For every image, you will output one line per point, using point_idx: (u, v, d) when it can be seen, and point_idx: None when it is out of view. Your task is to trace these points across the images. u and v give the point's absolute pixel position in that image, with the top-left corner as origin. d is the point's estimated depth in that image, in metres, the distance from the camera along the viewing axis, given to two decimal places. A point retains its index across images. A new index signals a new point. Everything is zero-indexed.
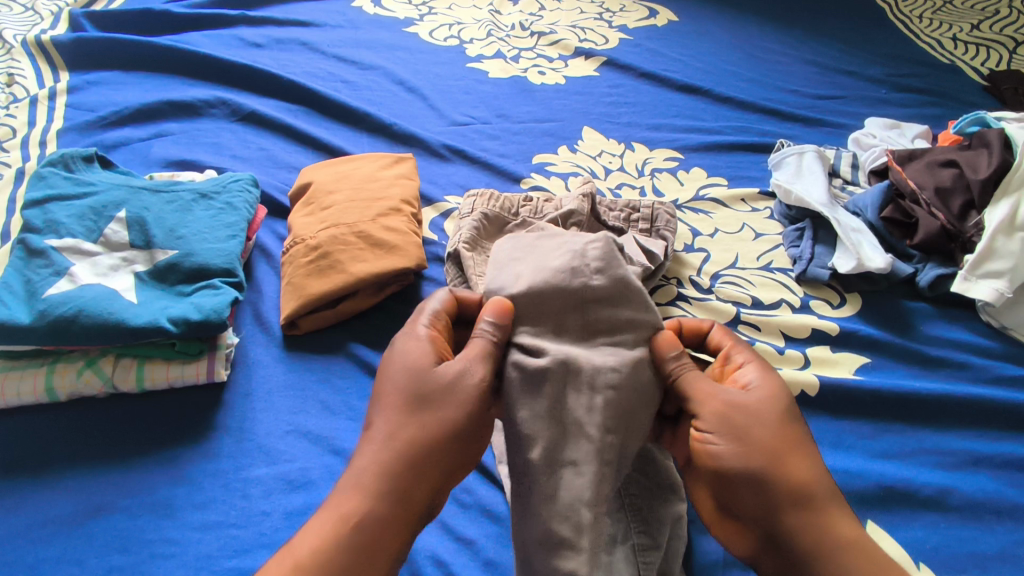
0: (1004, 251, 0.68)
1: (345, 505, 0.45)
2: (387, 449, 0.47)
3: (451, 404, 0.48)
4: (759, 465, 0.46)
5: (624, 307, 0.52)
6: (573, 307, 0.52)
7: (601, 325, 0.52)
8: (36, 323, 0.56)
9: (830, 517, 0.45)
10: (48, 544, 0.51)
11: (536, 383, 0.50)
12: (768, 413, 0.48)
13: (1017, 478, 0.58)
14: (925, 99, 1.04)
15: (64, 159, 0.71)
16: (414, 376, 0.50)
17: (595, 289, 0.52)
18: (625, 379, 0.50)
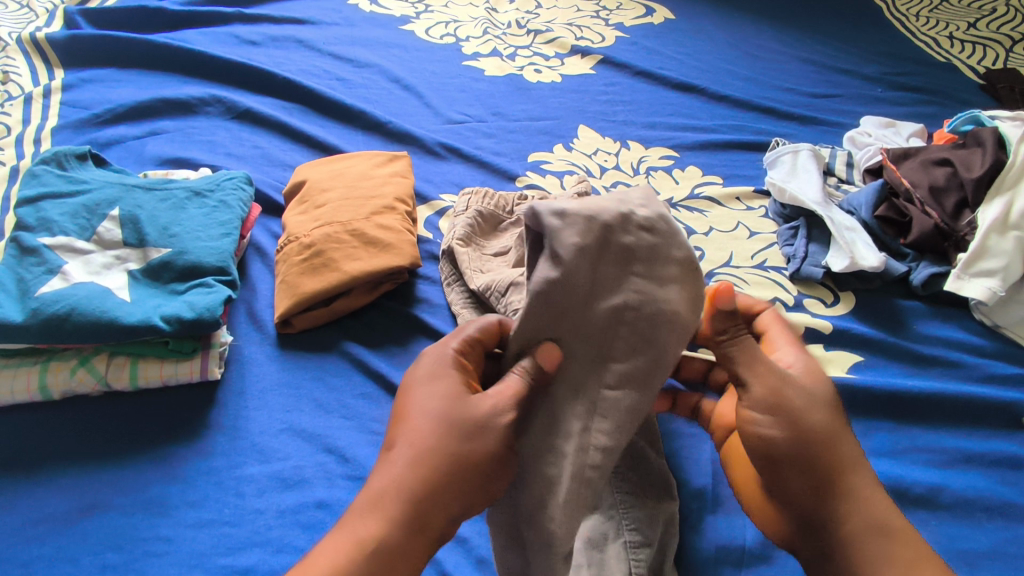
0: (997, 250, 0.68)
1: (361, 529, 0.42)
2: (404, 471, 0.44)
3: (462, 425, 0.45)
4: (809, 446, 0.45)
5: (671, 241, 0.47)
6: (620, 231, 0.45)
7: (640, 253, 0.46)
8: (29, 321, 0.56)
9: (874, 506, 0.44)
10: (41, 543, 0.51)
11: (560, 324, 0.46)
12: (822, 398, 0.47)
13: (1009, 476, 0.58)
14: (921, 97, 1.04)
15: (57, 157, 0.71)
16: (438, 390, 0.47)
17: (641, 218, 0.46)
18: (654, 323, 0.46)
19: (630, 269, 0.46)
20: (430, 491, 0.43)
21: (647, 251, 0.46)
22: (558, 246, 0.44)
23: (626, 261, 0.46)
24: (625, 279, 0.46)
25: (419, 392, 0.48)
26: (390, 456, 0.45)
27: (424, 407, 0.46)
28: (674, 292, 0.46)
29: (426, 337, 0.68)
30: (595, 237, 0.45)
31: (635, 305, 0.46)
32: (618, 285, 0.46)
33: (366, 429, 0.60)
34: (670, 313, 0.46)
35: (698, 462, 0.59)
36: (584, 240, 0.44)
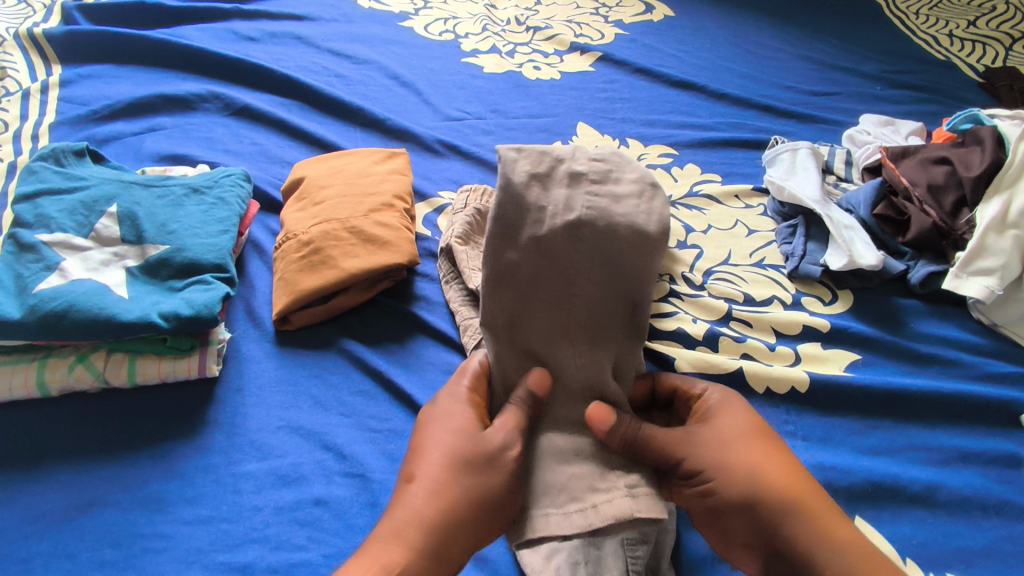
0: (995, 249, 0.68)
1: (387, 556, 0.43)
2: (429, 505, 0.45)
3: (484, 470, 0.47)
4: (747, 482, 0.47)
5: (622, 165, 0.48)
6: (571, 160, 0.47)
7: (592, 178, 0.47)
8: (27, 319, 0.56)
9: (825, 515, 0.46)
10: (39, 539, 0.51)
11: (530, 253, 0.47)
12: (741, 432, 0.50)
13: (1005, 474, 0.58)
14: (920, 96, 1.04)
15: (55, 153, 0.71)
16: (461, 438, 0.49)
17: (593, 151, 0.48)
18: (614, 244, 0.47)
19: (580, 189, 0.47)
20: (454, 519, 0.45)
21: (600, 174, 0.47)
22: (509, 172, 0.45)
23: (576, 183, 0.47)
24: (578, 198, 0.46)
25: (436, 425, 0.50)
26: (413, 494, 0.46)
27: (440, 441, 0.49)
28: (629, 205, 0.46)
29: (425, 334, 0.68)
30: (545, 164, 0.46)
31: (590, 225, 0.46)
32: (572, 200, 0.46)
33: (365, 426, 0.60)
34: (623, 225, 0.46)
35: None
36: (537, 168, 0.46)
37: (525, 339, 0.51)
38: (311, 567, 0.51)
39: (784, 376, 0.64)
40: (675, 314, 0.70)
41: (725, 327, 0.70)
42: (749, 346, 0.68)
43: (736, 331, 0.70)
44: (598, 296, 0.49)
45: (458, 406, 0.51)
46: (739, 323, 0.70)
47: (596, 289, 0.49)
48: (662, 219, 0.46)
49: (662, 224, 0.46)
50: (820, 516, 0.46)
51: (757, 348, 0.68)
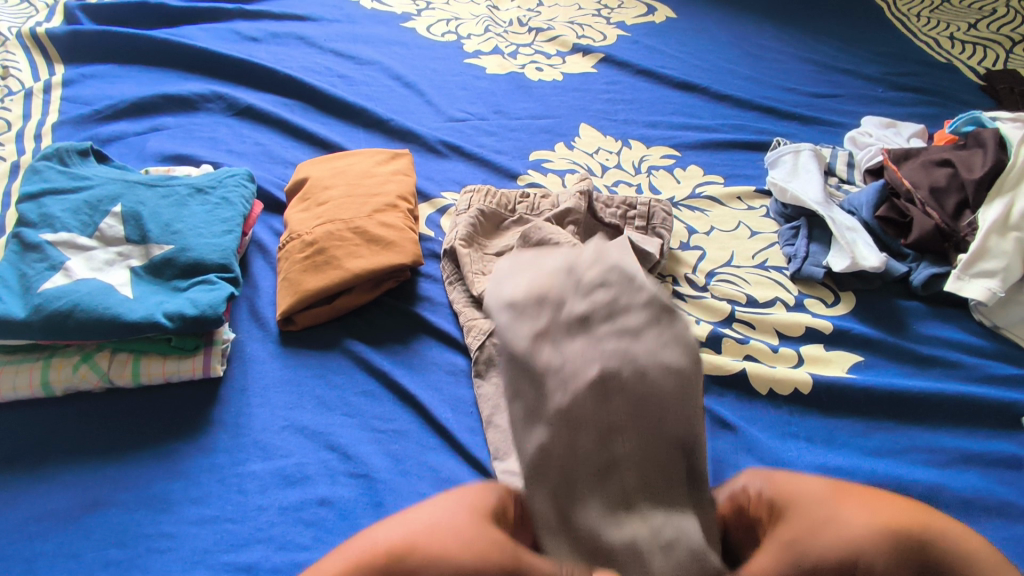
0: (997, 251, 0.69)
1: (335, 561, 0.39)
2: (394, 533, 0.40)
3: (467, 530, 0.40)
4: (888, 540, 0.39)
5: (633, 284, 0.38)
6: (570, 300, 0.40)
7: (597, 312, 0.39)
8: (31, 318, 0.56)
9: (958, 536, 0.41)
10: (44, 539, 0.51)
11: (561, 417, 0.39)
12: (827, 492, 0.43)
13: (1007, 476, 0.59)
14: (921, 98, 1.04)
15: (59, 153, 0.71)
16: (467, 509, 0.42)
17: (591, 277, 0.40)
18: (645, 381, 0.38)
19: (592, 336, 0.39)
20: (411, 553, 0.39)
21: (607, 306, 0.39)
22: (511, 342, 0.39)
23: (585, 330, 0.38)
24: (592, 346, 0.39)
25: (454, 492, 0.44)
26: (392, 521, 0.42)
27: (445, 501, 0.43)
28: (651, 337, 0.39)
29: (428, 335, 0.68)
30: (547, 309, 0.39)
31: (613, 371, 0.38)
32: (589, 353, 0.39)
33: (369, 427, 0.60)
34: (650, 364, 0.38)
35: None
36: (536, 324, 0.39)
37: (576, 527, 0.40)
38: None
39: (786, 377, 0.65)
40: None
41: (728, 329, 0.70)
42: (751, 347, 0.68)
43: (739, 333, 0.70)
44: (644, 448, 0.39)
45: (481, 488, 0.44)
46: (742, 325, 0.71)
47: (642, 444, 0.39)
48: (686, 347, 0.39)
49: (690, 354, 0.39)
50: (951, 531, 0.41)
51: (760, 349, 0.68)
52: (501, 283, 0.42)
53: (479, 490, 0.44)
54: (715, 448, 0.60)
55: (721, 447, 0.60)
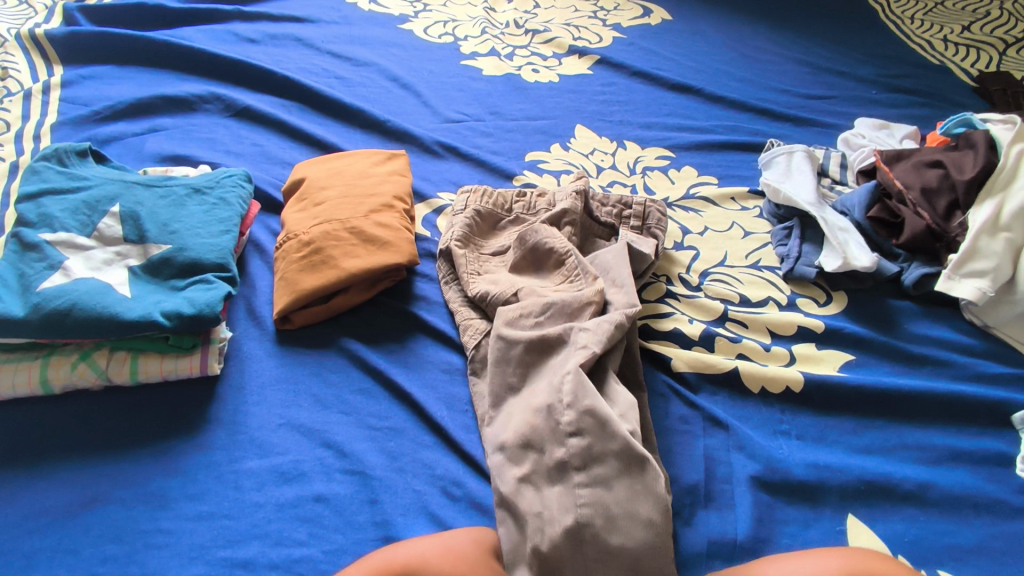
0: (987, 251, 0.69)
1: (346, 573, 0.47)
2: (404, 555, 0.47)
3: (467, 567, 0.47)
4: None
5: (600, 438, 0.50)
6: (551, 447, 0.52)
7: (575, 462, 0.50)
8: (30, 316, 0.57)
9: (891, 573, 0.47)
10: (43, 535, 0.51)
11: (548, 559, 0.48)
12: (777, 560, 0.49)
13: (996, 473, 0.59)
14: (915, 99, 1.05)
15: (58, 153, 0.72)
16: (475, 549, 0.49)
17: (568, 424, 0.52)
18: (620, 539, 0.47)
19: (568, 481, 0.50)
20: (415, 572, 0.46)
21: (580, 458, 0.50)
22: (501, 484, 0.53)
23: (563, 473, 0.51)
24: (568, 493, 0.49)
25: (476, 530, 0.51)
26: (413, 542, 0.49)
27: (460, 536, 0.50)
28: (620, 490, 0.49)
29: (424, 334, 0.69)
30: (539, 503, 0.50)
31: (587, 522, 0.48)
32: (565, 503, 0.49)
33: (364, 424, 0.61)
34: (622, 514, 0.48)
35: (691, 458, 0.59)
36: (523, 471, 0.53)
37: None
38: (312, 563, 0.51)
39: (779, 375, 0.65)
40: (671, 314, 0.71)
41: (721, 328, 0.71)
42: (744, 346, 0.69)
43: (732, 331, 0.70)
44: None
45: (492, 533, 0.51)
46: (735, 324, 0.71)
47: None
48: (657, 499, 0.48)
49: (660, 509, 0.48)
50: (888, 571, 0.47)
51: (753, 348, 0.68)
52: (502, 467, 0.54)
53: (487, 534, 0.51)
54: (707, 445, 0.60)
55: (713, 445, 0.60)
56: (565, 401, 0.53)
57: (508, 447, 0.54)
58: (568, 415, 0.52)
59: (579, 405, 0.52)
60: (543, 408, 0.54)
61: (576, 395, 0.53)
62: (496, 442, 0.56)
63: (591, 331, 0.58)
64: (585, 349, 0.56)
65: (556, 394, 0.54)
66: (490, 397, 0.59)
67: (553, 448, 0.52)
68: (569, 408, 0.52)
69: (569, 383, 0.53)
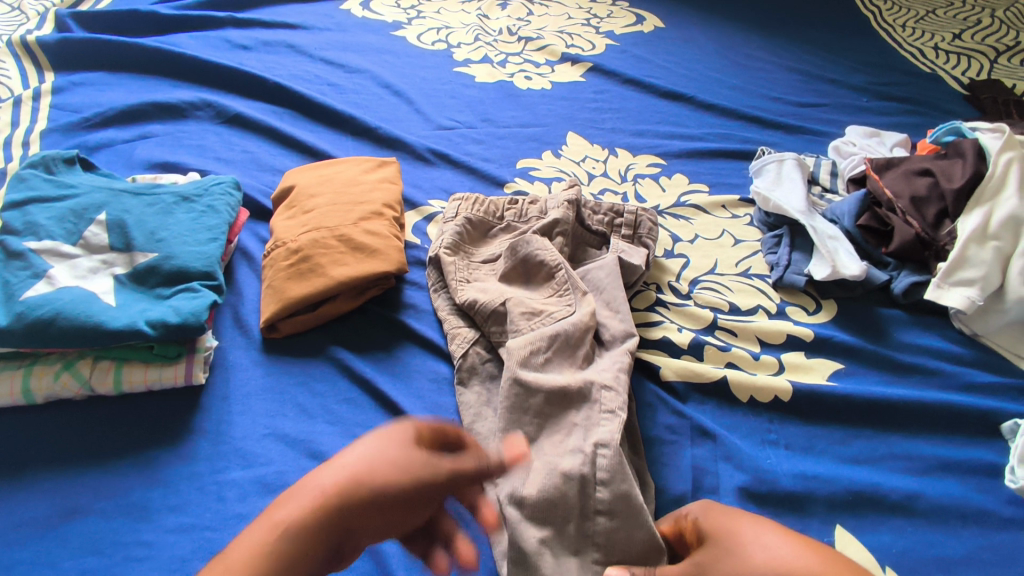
0: (976, 260, 0.69)
1: (277, 512, 0.40)
2: (329, 479, 0.41)
3: (404, 475, 0.42)
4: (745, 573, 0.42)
5: (630, 525, 0.49)
6: (578, 518, 0.50)
7: (600, 541, 0.49)
8: (13, 325, 0.56)
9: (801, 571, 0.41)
10: (22, 546, 0.51)
11: None
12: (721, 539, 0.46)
13: (984, 483, 0.59)
14: (906, 107, 1.05)
15: (45, 161, 0.71)
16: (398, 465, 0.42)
17: (601, 503, 0.50)
18: None
19: (588, 558, 0.49)
20: (345, 501, 0.40)
21: (605, 537, 0.49)
22: (519, 541, 0.48)
23: (584, 547, 0.49)
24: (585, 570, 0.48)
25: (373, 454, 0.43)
26: (324, 467, 0.42)
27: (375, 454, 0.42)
28: None
29: (412, 343, 0.69)
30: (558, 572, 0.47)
31: None
32: None
33: (351, 434, 0.60)
34: None
35: (678, 469, 0.59)
36: (548, 534, 0.49)
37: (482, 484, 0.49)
38: None
39: (767, 385, 0.65)
40: (660, 323, 0.71)
41: (710, 336, 0.71)
42: (733, 355, 0.68)
43: (721, 340, 0.70)
44: None
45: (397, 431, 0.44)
46: (724, 332, 0.71)
47: None
48: None
49: None
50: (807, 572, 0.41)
51: (742, 357, 0.68)
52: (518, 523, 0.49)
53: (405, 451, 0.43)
54: (695, 456, 0.60)
55: (700, 455, 0.60)
56: (599, 476, 0.50)
57: (529, 505, 0.49)
58: (603, 492, 0.50)
59: (615, 486, 0.50)
60: (575, 475, 0.50)
61: (614, 474, 0.50)
62: (512, 495, 0.50)
63: (616, 393, 0.56)
64: (614, 416, 0.54)
65: (591, 466, 0.51)
66: (502, 444, 0.54)
67: (579, 520, 0.50)
68: (604, 485, 0.50)
69: (605, 460, 0.51)
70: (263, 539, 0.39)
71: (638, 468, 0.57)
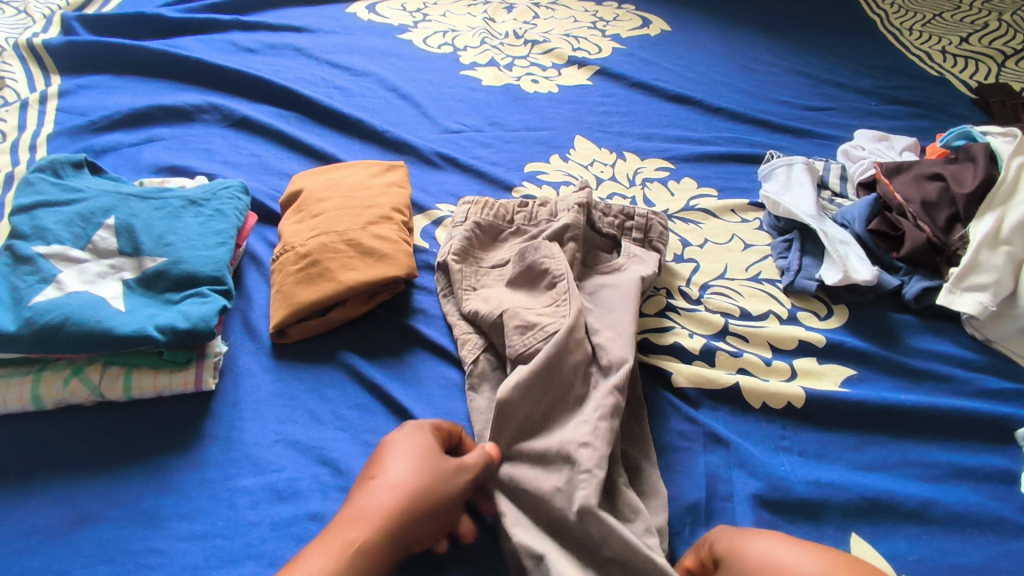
0: (988, 265, 0.69)
1: (349, 533, 0.45)
2: (389, 498, 0.47)
3: (443, 483, 0.49)
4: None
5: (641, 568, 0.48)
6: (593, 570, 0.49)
7: None
8: (22, 331, 0.56)
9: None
10: (32, 554, 0.50)
11: None
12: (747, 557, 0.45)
13: (1000, 490, 0.59)
14: (914, 111, 1.05)
15: (53, 164, 0.71)
16: (432, 463, 0.50)
17: (608, 554, 0.49)
18: None
19: None
20: (409, 514, 0.47)
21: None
22: None
23: None
24: None
25: (406, 440, 0.51)
26: (376, 484, 0.49)
27: (411, 453, 0.50)
28: None
29: (422, 348, 0.68)
30: None
31: None
32: None
33: (363, 441, 0.60)
34: None
35: (692, 476, 0.58)
36: None
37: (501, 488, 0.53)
38: None
39: (780, 391, 0.65)
40: (671, 328, 0.71)
41: (722, 342, 0.70)
42: (745, 361, 0.68)
43: (733, 346, 0.70)
44: None
45: (423, 433, 0.52)
46: (735, 337, 0.71)
47: None
48: None
49: None
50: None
51: (754, 362, 0.68)
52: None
53: (422, 435, 0.52)
54: (708, 463, 0.60)
55: (714, 462, 0.60)
56: (596, 536, 0.49)
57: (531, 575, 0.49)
58: (607, 547, 0.49)
59: (613, 541, 0.49)
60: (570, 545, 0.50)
61: (608, 531, 0.49)
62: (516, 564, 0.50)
63: (592, 448, 0.52)
64: (591, 475, 0.51)
65: (585, 532, 0.50)
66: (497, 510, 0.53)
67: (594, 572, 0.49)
68: (604, 542, 0.49)
69: (594, 522, 0.49)
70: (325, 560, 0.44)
71: (647, 483, 0.56)
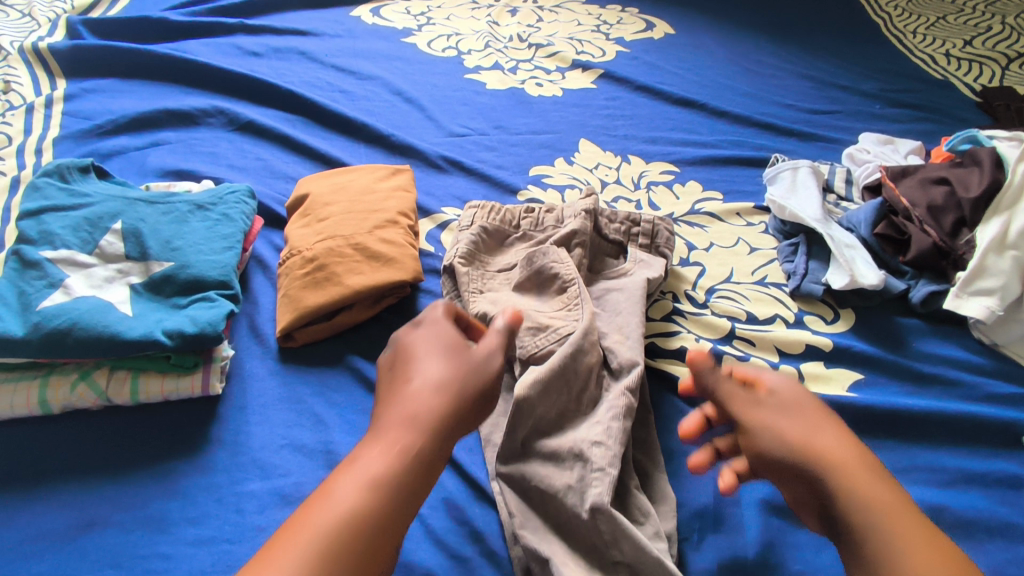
0: (995, 269, 0.69)
1: (402, 437, 0.45)
2: (432, 395, 0.47)
3: (477, 369, 0.50)
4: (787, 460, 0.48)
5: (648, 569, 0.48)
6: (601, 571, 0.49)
7: None
8: (30, 336, 0.56)
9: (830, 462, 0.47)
10: (40, 559, 0.50)
11: None
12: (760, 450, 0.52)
13: (1008, 496, 0.58)
14: (919, 115, 1.05)
15: (60, 169, 0.71)
16: (460, 355, 0.51)
17: (616, 556, 0.49)
18: None
19: None
20: (457, 407, 0.47)
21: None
22: None
23: None
24: None
25: (425, 337, 0.52)
26: (412, 384, 0.48)
27: (436, 348, 0.51)
28: None
29: None
30: None
31: None
32: None
33: None
34: None
35: (699, 480, 0.58)
36: None
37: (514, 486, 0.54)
38: None
39: None
40: (678, 332, 0.71)
41: (729, 345, 0.70)
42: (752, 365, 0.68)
43: (739, 350, 0.70)
44: None
45: (438, 325, 0.54)
46: (742, 342, 0.71)
47: None
48: None
49: None
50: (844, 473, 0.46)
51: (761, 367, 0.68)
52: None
53: (439, 325, 0.53)
54: None
55: None
56: (604, 537, 0.49)
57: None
58: (617, 550, 0.49)
59: (623, 542, 0.48)
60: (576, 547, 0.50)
61: (617, 532, 0.48)
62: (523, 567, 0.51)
63: (605, 448, 0.52)
64: (605, 474, 0.51)
65: (594, 532, 0.50)
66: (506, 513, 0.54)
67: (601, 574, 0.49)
68: (613, 544, 0.49)
69: (605, 522, 0.49)
70: (385, 454, 0.44)
71: (656, 487, 0.56)
